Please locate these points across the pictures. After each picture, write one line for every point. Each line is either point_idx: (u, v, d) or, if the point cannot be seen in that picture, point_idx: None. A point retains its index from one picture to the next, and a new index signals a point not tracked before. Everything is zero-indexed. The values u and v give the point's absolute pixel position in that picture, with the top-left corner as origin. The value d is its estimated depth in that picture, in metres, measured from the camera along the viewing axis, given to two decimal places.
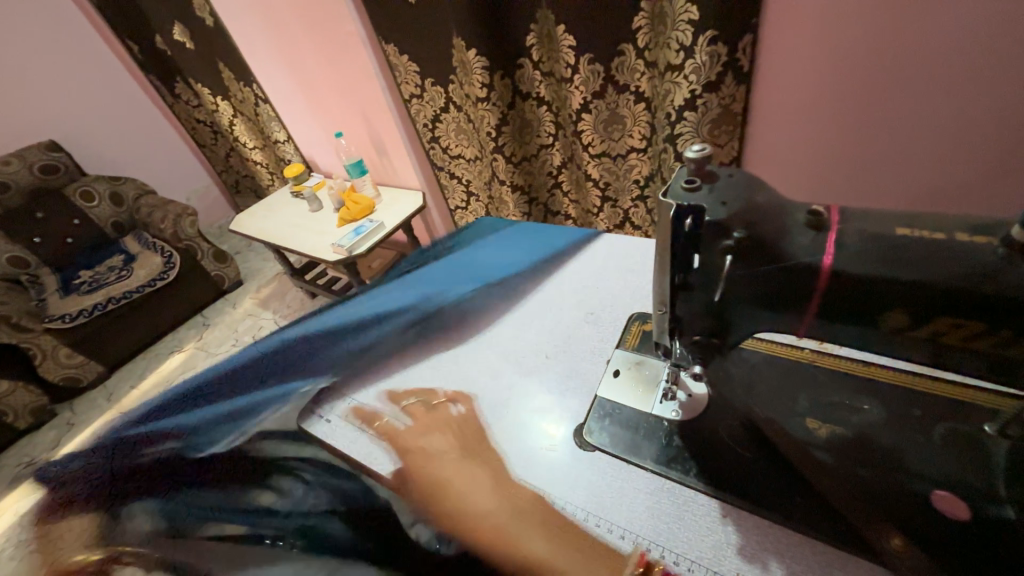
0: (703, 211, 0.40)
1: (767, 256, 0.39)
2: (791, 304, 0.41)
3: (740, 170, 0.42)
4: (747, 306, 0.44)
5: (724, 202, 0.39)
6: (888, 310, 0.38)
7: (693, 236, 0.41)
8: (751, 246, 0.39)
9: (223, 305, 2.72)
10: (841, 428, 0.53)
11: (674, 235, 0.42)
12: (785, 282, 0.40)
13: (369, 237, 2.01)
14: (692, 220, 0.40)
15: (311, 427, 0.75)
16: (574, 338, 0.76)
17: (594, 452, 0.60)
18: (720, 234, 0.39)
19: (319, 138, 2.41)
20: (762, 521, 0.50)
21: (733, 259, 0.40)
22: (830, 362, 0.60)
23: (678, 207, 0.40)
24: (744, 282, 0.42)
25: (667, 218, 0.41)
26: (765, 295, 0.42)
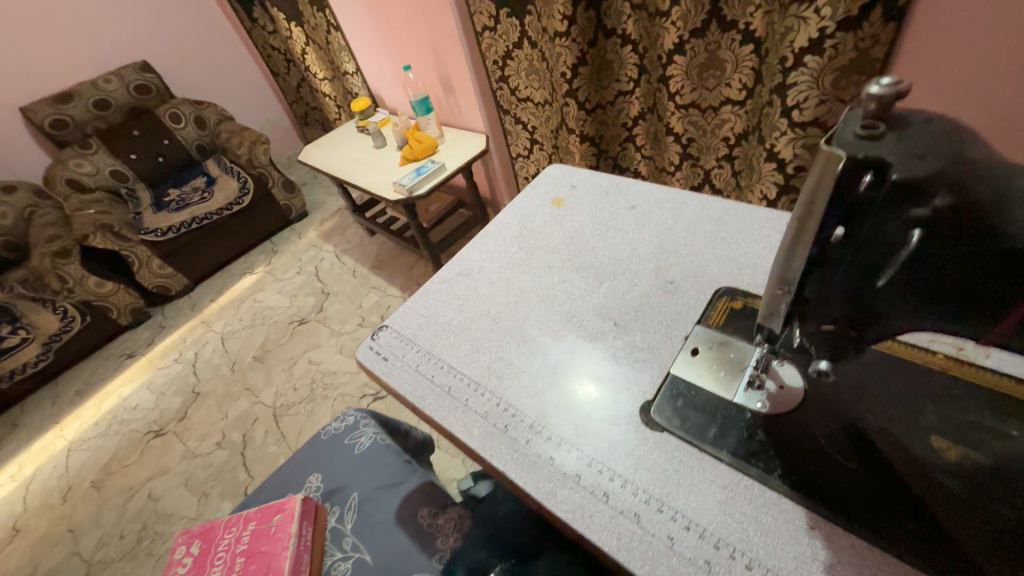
0: (887, 168, 0.31)
1: (973, 236, 0.32)
2: (984, 293, 0.35)
3: (941, 116, 0.32)
4: (915, 293, 0.36)
5: (919, 155, 0.31)
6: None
7: (857, 202, 0.33)
8: (951, 216, 0.32)
9: (289, 234, 2.87)
10: (975, 453, 0.45)
11: (837, 197, 0.33)
12: (985, 268, 0.33)
13: (430, 179, 1.98)
14: (870, 180, 0.32)
15: (365, 360, 0.74)
16: (647, 308, 0.69)
17: (661, 433, 0.55)
18: (910, 199, 0.32)
19: (387, 70, 2.34)
20: (857, 541, 0.44)
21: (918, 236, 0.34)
22: (970, 372, 0.50)
23: (849, 160, 0.31)
24: (922, 264, 0.35)
25: (829, 175, 0.32)
26: (947, 283, 0.35)
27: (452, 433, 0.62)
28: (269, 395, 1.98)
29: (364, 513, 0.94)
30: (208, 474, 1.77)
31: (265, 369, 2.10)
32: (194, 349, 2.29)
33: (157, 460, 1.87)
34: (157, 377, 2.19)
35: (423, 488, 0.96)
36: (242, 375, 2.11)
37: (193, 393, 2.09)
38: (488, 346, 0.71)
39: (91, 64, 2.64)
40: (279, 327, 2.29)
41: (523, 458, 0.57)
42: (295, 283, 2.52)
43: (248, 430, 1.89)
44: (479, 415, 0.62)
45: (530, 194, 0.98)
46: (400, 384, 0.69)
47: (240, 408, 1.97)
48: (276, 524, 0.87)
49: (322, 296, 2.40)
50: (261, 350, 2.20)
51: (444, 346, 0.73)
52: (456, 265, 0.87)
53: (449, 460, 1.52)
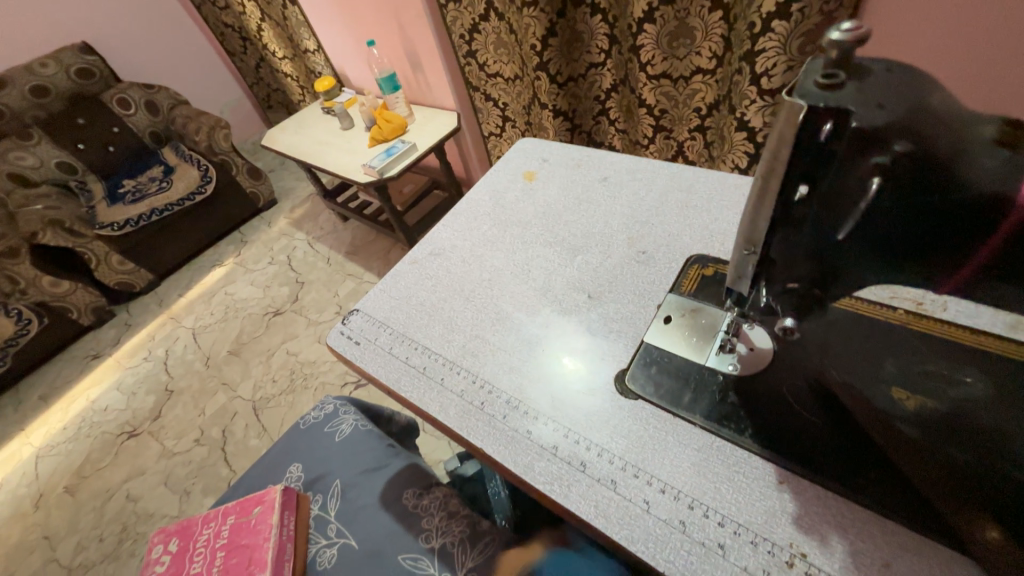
0: (849, 116, 0.31)
1: (932, 186, 0.33)
2: (943, 240, 0.35)
3: (901, 64, 0.32)
4: (878, 246, 0.37)
5: (881, 104, 0.31)
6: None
7: (819, 155, 0.33)
8: (912, 162, 0.32)
9: (258, 223, 2.76)
10: (931, 401, 0.46)
11: (800, 149, 0.33)
12: (946, 215, 0.34)
13: (401, 159, 1.92)
14: (831, 129, 0.31)
15: (337, 346, 0.72)
16: (620, 279, 0.69)
17: (636, 401, 0.56)
18: (874, 148, 0.31)
19: (350, 47, 2.24)
20: (822, 492, 0.45)
21: (879, 185, 0.33)
22: (927, 326, 0.51)
23: (811, 109, 0.31)
24: (885, 216, 0.35)
25: (791, 126, 0.32)
26: (908, 234, 0.36)
27: (428, 414, 0.61)
28: (247, 389, 1.94)
29: (347, 498, 0.93)
30: (189, 472, 1.73)
31: (242, 362, 2.04)
32: (164, 346, 2.20)
33: (133, 460, 1.81)
34: (127, 377, 2.11)
35: (408, 470, 0.96)
36: (217, 370, 2.05)
37: (166, 391, 2.02)
38: (463, 324, 0.70)
39: (23, 46, 2.42)
40: (253, 319, 2.22)
41: (500, 434, 0.56)
42: (267, 273, 2.44)
43: (228, 424, 1.84)
44: (455, 394, 0.62)
45: (502, 170, 0.96)
46: (374, 367, 0.68)
47: (217, 403, 1.92)
48: (256, 516, 0.85)
49: (296, 285, 2.34)
50: (235, 344, 2.13)
51: (418, 327, 0.71)
52: (428, 245, 0.85)
53: (435, 442, 1.53)
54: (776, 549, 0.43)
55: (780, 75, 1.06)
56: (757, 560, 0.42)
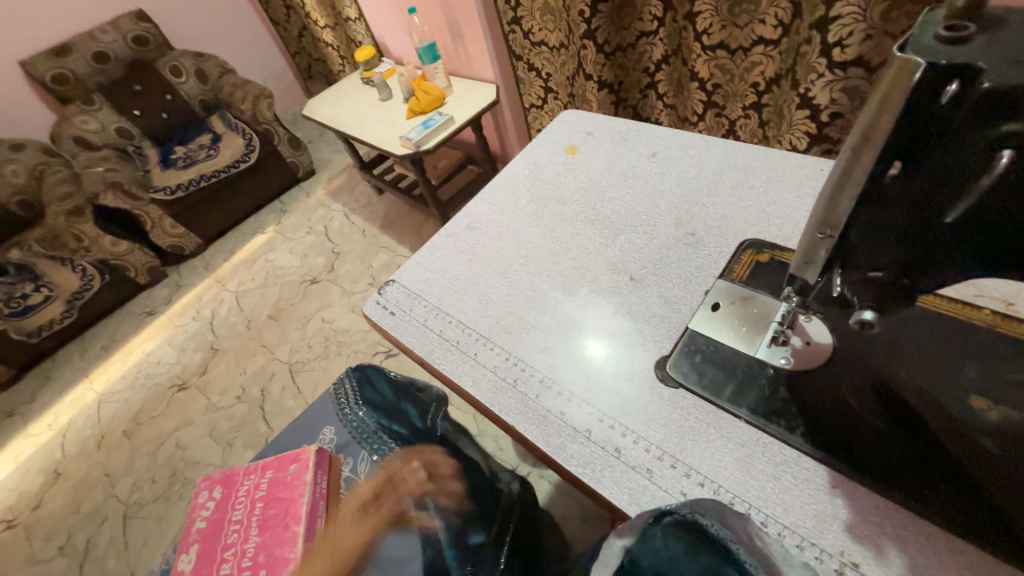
0: (976, 74, 0.27)
1: None
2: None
3: None
4: (986, 231, 0.33)
5: (1017, 59, 0.26)
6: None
7: (929, 122, 0.29)
8: None
9: (298, 193, 2.83)
10: (1017, 413, 0.42)
11: (909, 114, 0.29)
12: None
13: (438, 133, 1.92)
14: (955, 90, 0.28)
15: (373, 315, 0.73)
16: (665, 261, 0.65)
17: (677, 389, 0.53)
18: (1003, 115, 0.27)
19: (392, 15, 2.21)
20: (882, 501, 0.42)
21: (1012, 160, 0.28)
22: (1017, 328, 0.46)
23: (929, 66, 0.27)
24: (1010, 190, 0.30)
25: (898, 88, 0.28)
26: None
27: (460, 387, 0.61)
28: (284, 352, 2.03)
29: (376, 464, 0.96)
30: (230, 426, 1.85)
31: (280, 328, 2.13)
32: (210, 308, 2.32)
33: (182, 411, 1.94)
34: (176, 334, 2.25)
35: None
36: (258, 333, 2.15)
37: (212, 349, 2.14)
38: (497, 300, 0.69)
39: (86, 14, 2.53)
40: (291, 286, 2.30)
41: (533, 412, 0.55)
42: (305, 243, 2.51)
43: (266, 385, 1.94)
44: (487, 369, 0.61)
45: (543, 144, 0.92)
46: (407, 339, 0.68)
47: (257, 364, 2.02)
48: (292, 472, 0.90)
49: (332, 256, 2.39)
50: (274, 309, 2.23)
51: (452, 301, 0.71)
52: (464, 218, 0.83)
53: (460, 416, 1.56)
54: (826, 556, 0.40)
55: (857, 45, 0.96)
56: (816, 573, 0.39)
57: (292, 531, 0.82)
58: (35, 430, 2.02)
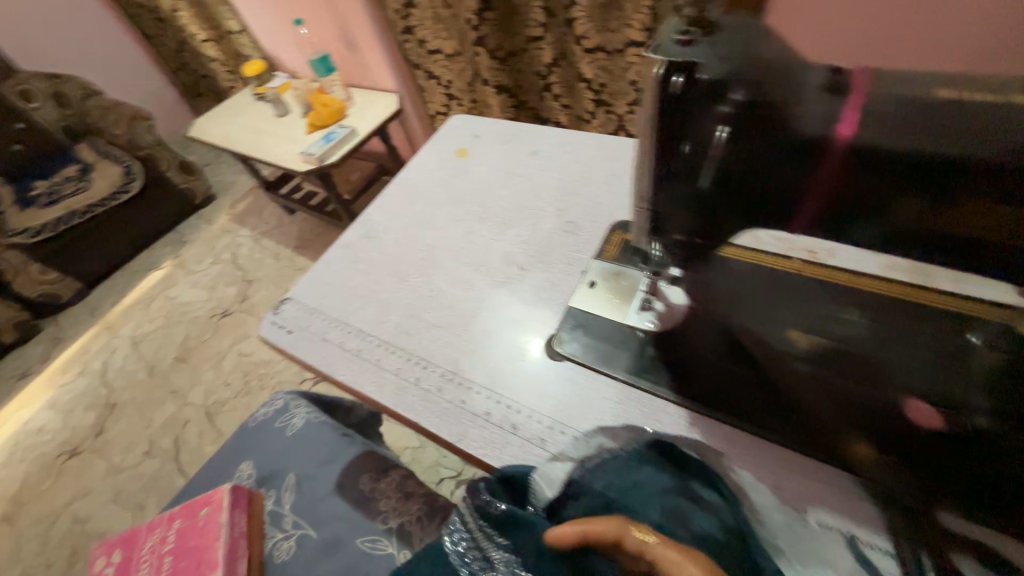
0: (695, 70, 0.35)
1: (769, 128, 0.35)
2: (789, 188, 0.38)
3: (747, 20, 0.35)
4: (741, 193, 0.39)
5: (724, 56, 0.34)
6: (908, 185, 0.34)
7: (679, 105, 0.36)
8: (749, 111, 0.35)
9: (197, 221, 2.59)
10: (821, 338, 0.51)
11: (661, 102, 0.36)
12: (786, 160, 0.36)
13: (341, 146, 1.87)
14: (681, 80, 0.35)
15: (270, 336, 0.71)
16: (549, 249, 0.71)
17: (564, 361, 0.58)
18: (717, 96, 0.35)
19: (280, 27, 2.11)
20: (727, 427, 0.50)
21: (727, 135, 0.36)
22: (820, 273, 0.56)
23: (665, 64, 0.35)
24: (736, 158, 0.37)
25: (651, 81, 0.36)
26: (752, 175, 0.38)
27: (364, 395, 0.61)
28: (198, 395, 1.85)
29: (302, 491, 0.92)
30: (140, 485, 1.66)
31: (189, 369, 1.94)
32: (102, 359, 2.06)
33: (78, 480, 1.71)
34: (61, 394, 1.96)
35: (364, 456, 0.96)
36: (164, 379, 1.94)
37: (108, 405, 1.90)
38: (396, 304, 0.70)
39: None
40: (199, 322, 2.11)
41: (436, 407, 0.57)
42: (211, 274, 2.31)
43: (180, 434, 1.77)
44: (390, 372, 0.62)
45: (435, 148, 0.95)
46: (308, 356, 0.67)
47: (166, 413, 1.83)
48: (204, 517, 0.82)
49: (243, 284, 2.23)
50: (181, 350, 2.02)
51: (352, 311, 0.70)
52: (360, 228, 0.83)
53: (399, 430, 1.53)
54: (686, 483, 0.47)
55: None
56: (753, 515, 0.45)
57: None
58: None
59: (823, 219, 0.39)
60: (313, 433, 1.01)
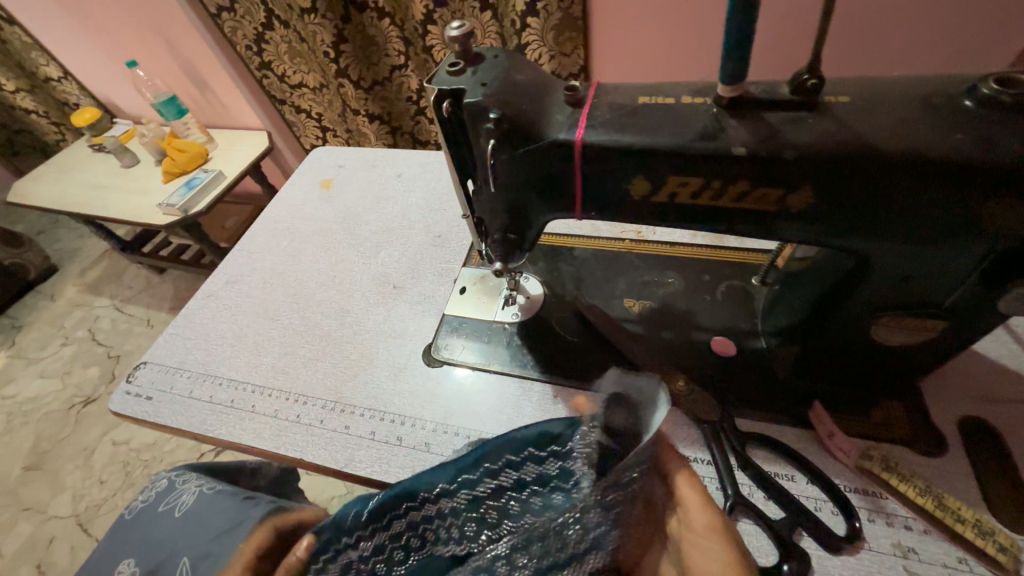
0: (462, 94, 0.43)
1: (523, 136, 0.42)
2: (559, 183, 0.45)
3: (506, 53, 0.45)
4: (531, 193, 0.47)
5: (483, 83, 0.42)
6: (632, 172, 0.41)
7: (458, 121, 0.45)
8: (505, 125, 0.42)
9: (35, 299, 2.18)
10: (650, 301, 0.61)
11: (445, 122, 0.45)
12: (551, 162, 0.43)
13: (207, 191, 1.73)
14: (450, 106, 0.43)
15: (124, 408, 0.64)
16: (421, 264, 0.74)
17: (442, 367, 0.61)
18: (480, 115, 0.42)
19: (113, 70, 1.90)
20: (585, 392, 0.57)
21: (493, 146, 0.43)
22: (645, 248, 0.66)
23: (438, 92, 0.43)
24: (510, 164, 0.44)
25: (432, 105, 0.44)
26: (528, 176, 0.45)
27: (242, 445, 0.58)
28: (64, 503, 1.55)
29: (199, 570, 0.81)
30: None
31: (48, 475, 1.62)
32: None
33: None
34: None
35: (270, 514, 0.85)
36: (12, 495, 1.59)
37: None
38: (268, 346, 0.67)
39: None
40: (54, 417, 1.77)
41: (320, 438, 0.57)
42: (63, 358, 1.96)
43: (45, 556, 1.46)
44: (269, 416, 0.60)
45: (298, 182, 0.93)
46: (174, 420, 0.61)
47: (22, 535, 1.51)
48: None
49: (109, 362, 1.92)
50: (33, 455, 1.68)
51: (221, 362, 0.67)
52: (222, 274, 0.79)
53: (321, 481, 1.43)
54: None
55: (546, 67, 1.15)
56: None
57: None
58: None
59: (593, 205, 0.47)
60: (211, 501, 0.88)
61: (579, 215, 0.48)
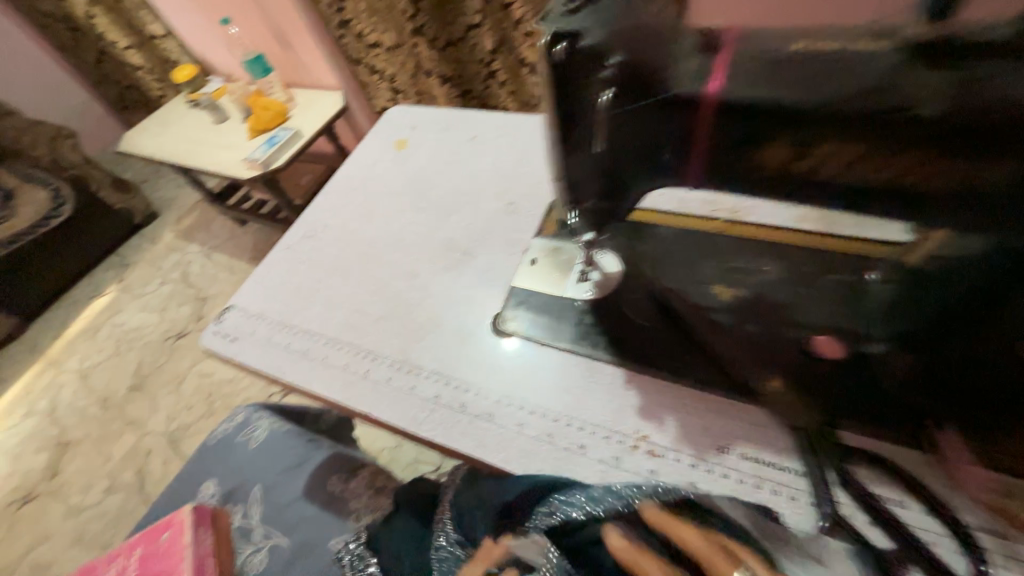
0: (578, 38, 0.39)
1: (645, 85, 0.39)
2: (673, 145, 0.41)
3: None
4: (639, 153, 0.43)
5: (604, 27, 0.38)
6: (772, 133, 0.37)
7: (568, 69, 0.40)
8: (627, 71, 0.39)
9: (140, 241, 2.44)
10: (739, 291, 0.54)
11: (553, 70, 0.41)
12: (670, 116, 0.39)
13: (286, 147, 1.81)
14: (564, 49, 0.39)
15: (213, 347, 0.68)
16: (491, 231, 0.72)
17: (508, 338, 0.59)
18: (599, 60, 0.39)
19: (208, 29, 2.01)
20: (660, 381, 0.52)
21: (611, 96, 0.40)
22: (742, 230, 0.59)
23: (550, 36, 0.39)
24: (620, 118, 0.41)
25: (542, 52, 0.41)
26: (637, 134, 0.42)
27: (314, 392, 0.61)
28: (159, 422, 1.77)
29: (270, 501, 0.91)
30: (106, 522, 1.58)
31: (147, 396, 1.85)
32: (49, 397, 1.93)
33: (35, 526, 1.61)
34: (6, 439, 1.83)
35: (332, 458, 0.94)
36: (120, 409, 1.84)
37: (60, 444, 1.79)
38: (341, 301, 0.69)
39: None
40: (153, 347, 2.00)
41: (386, 395, 0.58)
42: (161, 295, 2.19)
43: (144, 465, 1.69)
44: (339, 368, 0.62)
45: (373, 141, 0.94)
46: (256, 361, 0.65)
47: (126, 445, 1.74)
48: (166, 542, 0.79)
49: (198, 303, 2.13)
50: (136, 378, 1.92)
51: (297, 312, 0.69)
52: (300, 228, 0.81)
53: (375, 433, 1.51)
54: (622, 437, 0.49)
55: None
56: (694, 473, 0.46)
57: None
58: None
59: (708, 172, 0.42)
60: (283, 442, 0.98)
61: (692, 184, 0.44)
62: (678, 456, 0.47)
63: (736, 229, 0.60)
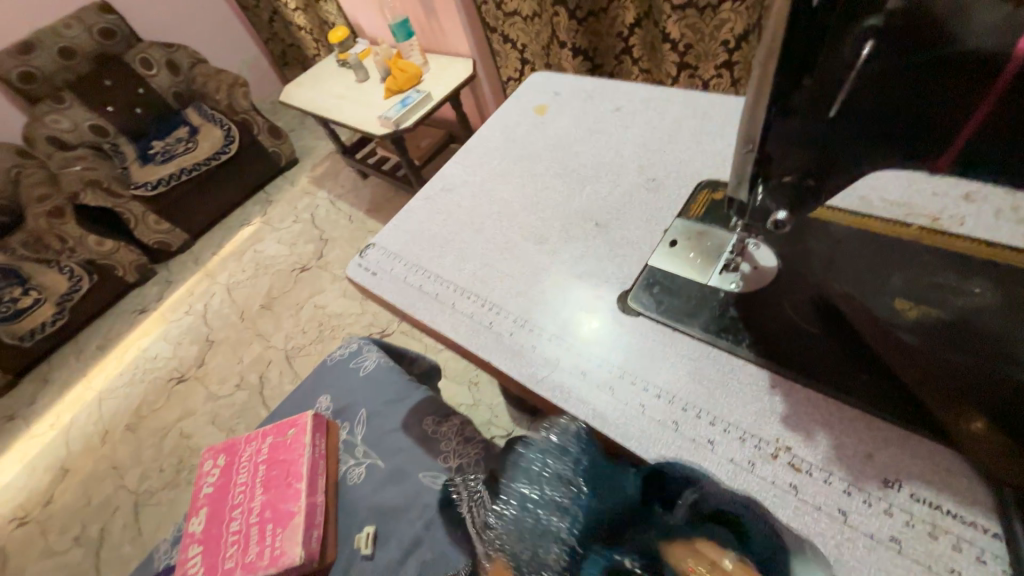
0: None
1: (919, 43, 0.37)
2: (941, 119, 0.39)
3: None
4: (878, 121, 0.41)
5: None
6: None
7: (818, 22, 0.37)
8: (899, 22, 0.36)
9: (282, 182, 2.79)
10: (936, 311, 0.46)
11: (792, 23, 0.35)
12: (942, 78, 0.37)
13: (417, 110, 1.92)
14: None
15: (355, 277, 0.75)
16: (628, 206, 0.69)
17: (637, 317, 0.57)
18: (865, 12, 0.37)
19: None
20: (813, 393, 0.47)
21: (869, 51, 0.38)
22: (944, 241, 0.50)
23: None
24: (875, 81, 0.39)
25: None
26: (890, 104, 0.40)
27: (440, 333, 0.64)
28: (280, 338, 2.06)
29: (372, 425, 1.00)
30: (234, 411, 1.89)
31: (274, 315, 2.15)
32: (203, 302, 2.33)
33: (184, 402, 1.97)
34: (171, 329, 2.25)
35: (427, 401, 1.01)
36: (253, 321, 2.17)
37: (208, 341, 2.16)
38: (471, 254, 0.72)
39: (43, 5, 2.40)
40: (283, 275, 2.31)
41: (507, 349, 0.59)
42: (293, 231, 2.50)
43: (265, 371, 1.98)
44: (465, 315, 0.65)
45: (513, 105, 0.94)
46: (391, 296, 0.71)
47: (254, 352, 2.06)
48: (291, 437, 0.93)
49: (321, 243, 2.40)
50: (267, 298, 2.24)
51: (430, 258, 0.74)
52: (439, 181, 0.86)
53: (456, 387, 1.60)
54: (761, 443, 0.45)
55: None
56: (849, 502, 0.41)
57: (294, 488, 0.86)
58: (39, 430, 2.02)
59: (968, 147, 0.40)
60: (388, 376, 1.07)
61: (935, 162, 0.42)
62: (829, 479, 0.42)
63: (938, 236, 0.51)
